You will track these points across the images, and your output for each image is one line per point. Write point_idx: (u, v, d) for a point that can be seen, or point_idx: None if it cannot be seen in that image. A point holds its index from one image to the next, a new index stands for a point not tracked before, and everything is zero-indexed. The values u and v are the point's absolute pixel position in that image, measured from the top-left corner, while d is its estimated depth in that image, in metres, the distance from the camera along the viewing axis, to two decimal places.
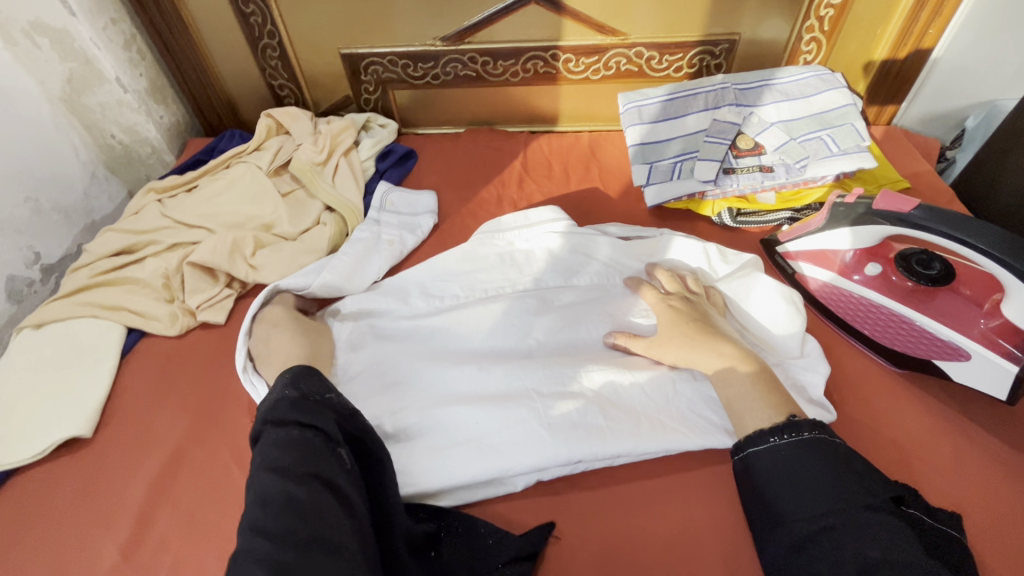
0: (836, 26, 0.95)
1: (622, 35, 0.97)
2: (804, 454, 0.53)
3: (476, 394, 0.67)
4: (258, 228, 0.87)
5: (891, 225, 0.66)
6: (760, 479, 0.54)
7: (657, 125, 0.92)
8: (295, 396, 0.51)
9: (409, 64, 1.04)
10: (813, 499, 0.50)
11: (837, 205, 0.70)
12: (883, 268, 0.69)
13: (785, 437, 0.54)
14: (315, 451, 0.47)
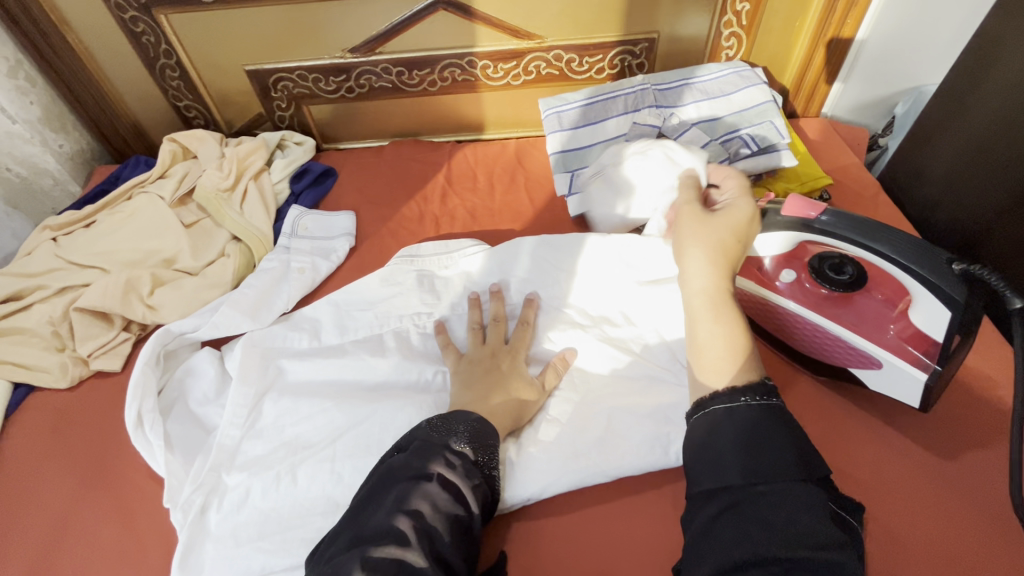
0: (754, 20, 0.93)
1: (538, 38, 0.94)
2: (773, 421, 0.45)
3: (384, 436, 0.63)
4: (158, 264, 0.82)
5: (801, 231, 0.63)
6: (712, 436, 0.46)
7: (578, 131, 0.89)
8: (424, 431, 0.57)
9: (321, 78, 0.99)
10: (761, 459, 0.43)
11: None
12: (797, 274, 0.67)
13: (757, 398, 0.47)
14: (392, 477, 0.52)
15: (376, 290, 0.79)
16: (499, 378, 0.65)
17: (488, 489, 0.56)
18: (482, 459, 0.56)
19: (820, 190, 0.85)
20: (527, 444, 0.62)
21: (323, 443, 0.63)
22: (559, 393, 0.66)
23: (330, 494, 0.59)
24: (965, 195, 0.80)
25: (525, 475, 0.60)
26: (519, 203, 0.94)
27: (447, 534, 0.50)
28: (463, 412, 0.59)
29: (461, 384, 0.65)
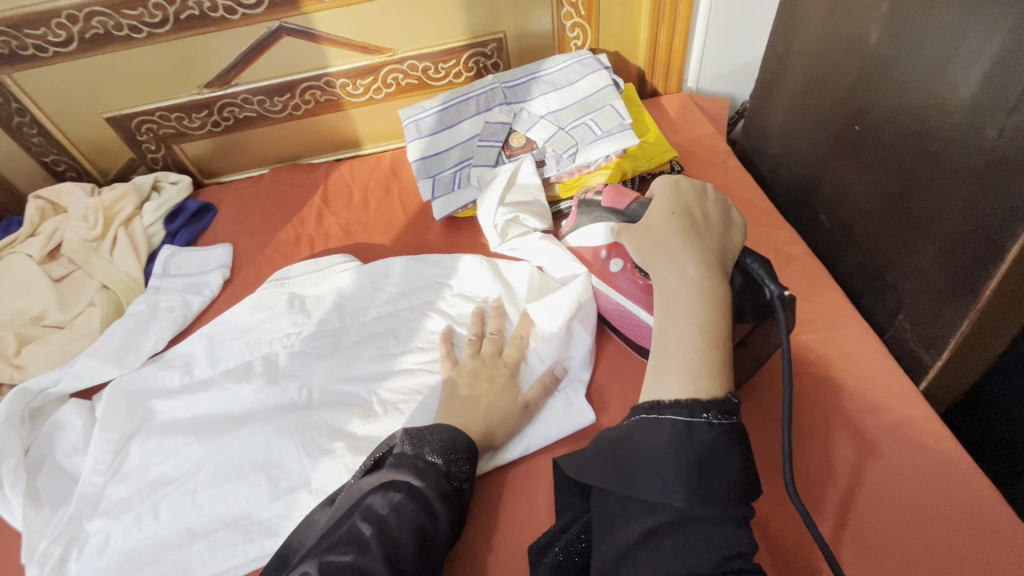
0: (591, 9, 0.96)
1: (389, 51, 0.96)
2: (731, 442, 0.45)
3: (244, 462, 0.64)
4: (25, 322, 0.82)
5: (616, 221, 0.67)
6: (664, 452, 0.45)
7: (436, 137, 0.91)
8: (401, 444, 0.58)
9: (183, 116, 0.99)
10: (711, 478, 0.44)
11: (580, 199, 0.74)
12: (622, 263, 0.66)
13: (721, 418, 0.45)
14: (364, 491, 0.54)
15: (247, 318, 0.80)
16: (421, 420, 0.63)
17: (459, 502, 0.56)
18: (457, 473, 0.57)
19: (668, 163, 0.88)
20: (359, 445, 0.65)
21: (187, 480, 0.64)
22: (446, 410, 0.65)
23: (189, 526, 0.60)
24: (797, 152, 0.85)
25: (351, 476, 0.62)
26: (392, 214, 0.96)
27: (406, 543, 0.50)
28: (444, 428, 0.59)
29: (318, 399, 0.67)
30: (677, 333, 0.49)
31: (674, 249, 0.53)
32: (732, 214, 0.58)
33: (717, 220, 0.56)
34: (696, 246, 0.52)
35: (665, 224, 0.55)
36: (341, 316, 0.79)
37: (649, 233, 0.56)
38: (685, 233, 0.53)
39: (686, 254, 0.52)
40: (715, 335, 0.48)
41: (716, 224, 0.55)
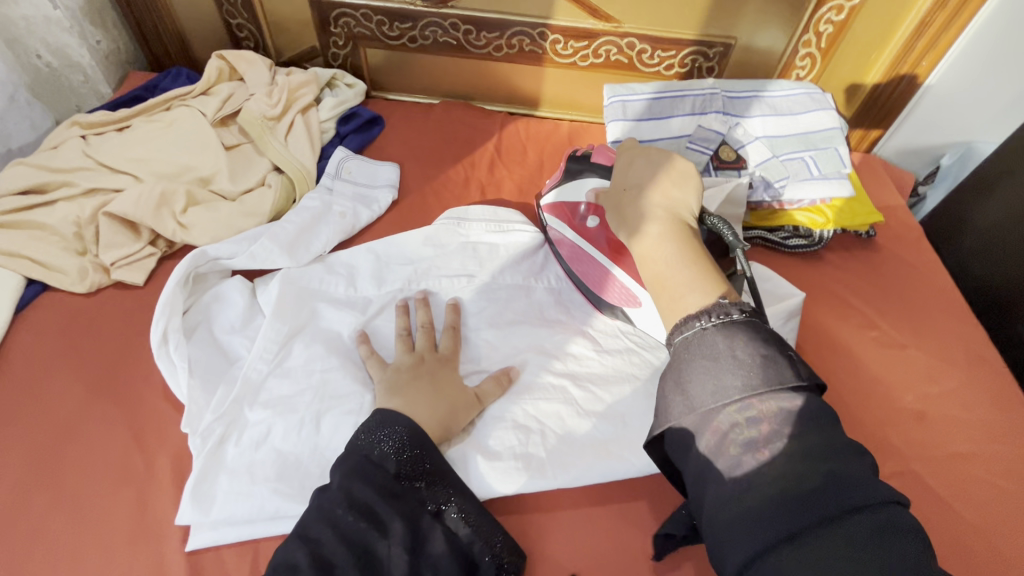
0: (833, 44, 0.92)
1: (616, 21, 0.91)
2: (731, 337, 0.47)
3: None
4: (193, 182, 0.78)
5: (592, 174, 0.73)
6: (692, 374, 0.47)
7: (641, 124, 0.86)
8: (354, 445, 0.52)
9: (385, 21, 0.95)
10: (730, 377, 0.45)
11: (573, 156, 0.79)
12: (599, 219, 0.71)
13: (716, 319, 0.48)
14: (322, 508, 0.49)
15: (419, 248, 0.77)
16: (424, 384, 0.60)
17: (415, 500, 0.52)
18: (411, 475, 0.52)
19: (868, 227, 0.85)
20: (489, 443, 0.60)
21: (355, 405, 0.60)
22: (503, 400, 0.64)
23: None
24: (998, 253, 0.85)
25: (481, 474, 0.58)
26: None
27: (356, 570, 0.46)
28: (395, 415, 0.55)
29: (386, 390, 0.59)
30: (676, 284, 0.53)
31: (627, 213, 0.59)
32: (673, 163, 0.61)
33: (658, 172, 0.60)
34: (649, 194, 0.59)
35: (618, 194, 0.62)
36: (515, 275, 0.76)
37: (619, 203, 0.61)
38: (639, 189, 0.60)
39: (637, 205, 0.59)
40: (707, 281, 0.53)
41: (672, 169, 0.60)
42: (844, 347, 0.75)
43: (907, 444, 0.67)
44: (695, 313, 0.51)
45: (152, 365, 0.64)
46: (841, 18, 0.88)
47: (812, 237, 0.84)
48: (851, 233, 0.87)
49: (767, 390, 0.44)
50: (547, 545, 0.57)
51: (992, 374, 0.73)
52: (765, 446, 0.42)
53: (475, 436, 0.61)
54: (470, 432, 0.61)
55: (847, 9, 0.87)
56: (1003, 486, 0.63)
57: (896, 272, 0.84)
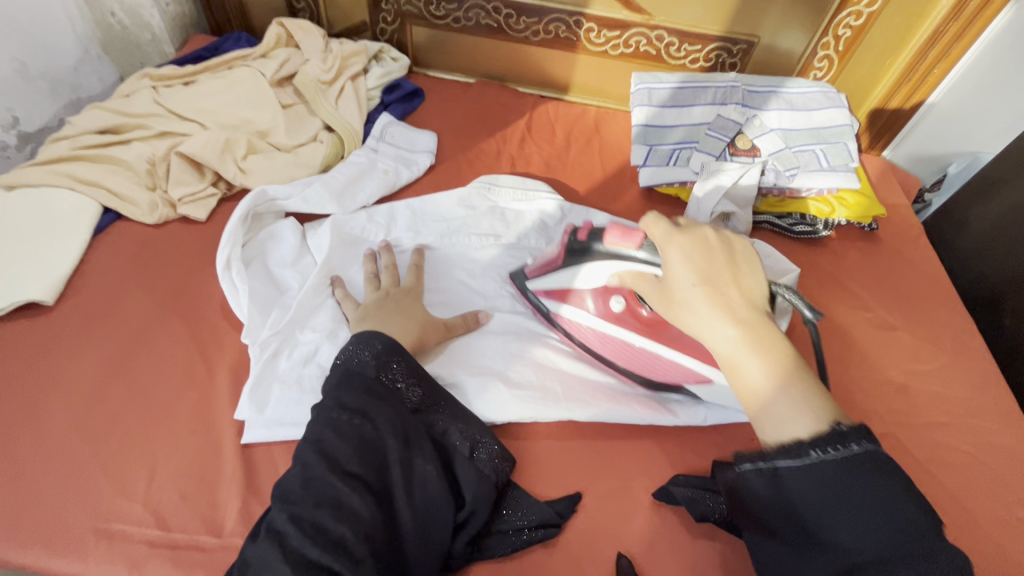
0: (850, 47, 0.98)
1: (647, 14, 0.98)
2: (852, 473, 0.41)
3: (453, 351, 0.69)
4: (252, 133, 0.86)
5: (606, 258, 0.65)
6: (800, 499, 0.42)
7: (664, 110, 0.93)
8: (344, 362, 0.57)
9: (432, 1, 1.03)
10: (851, 513, 0.41)
11: (574, 241, 0.69)
12: (624, 301, 0.68)
13: (832, 451, 0.42)
14: (322, 417, 0.53)
15: (452, 209, 0.84)
16: (389, 311, 0.66)
17: (399, 400, 0.57)
18: (392, 378, 0.58)
19: (871, 220, 0.91)
20: (508, 374, 0.67)
21: None
22: (520, 345, 0.71)
23: None
24: (995, 253, 0.90)
25: (481, 399, 0.64)
26: (591, 165, 0.99)
27: (360, 458, 0.51)
28: (372, 332, 0.60)
29: (362, 314, 0.66)
30: (785, 416, 0.45)
31: (703, 313, 0.50)
32: (731, 244, 0.55)
33: (722, 257, 0.53)
34: (701, 258, 0.53)
35: (687, 287, 0.51)
36: (538, 240, 0.83)
37: (680, 301, 0.52)
38: (690, 253, 0.53)
39: (701, 272, 0.52)
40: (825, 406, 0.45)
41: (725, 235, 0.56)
42: (838, 326, 0.81)
43: (889, 413, 0.73)
44: (756, 375, 0.47)
45: (213, 290, 0.72)
46: (859, 23, 0.94)
47: (816, 225, 0.90)
48: (854, 225, 0.93)
49: (903, 540, 0.39)
50: (551, 464, 0.64)
51: (975, 359, 0.79)
52: None
53: (444, 359, 0.68)
54: (450, 355, 0.69)
55: (866, 15, 0.93)
56: (975, 455, 0.69)
57: (893, 264, 0.90)
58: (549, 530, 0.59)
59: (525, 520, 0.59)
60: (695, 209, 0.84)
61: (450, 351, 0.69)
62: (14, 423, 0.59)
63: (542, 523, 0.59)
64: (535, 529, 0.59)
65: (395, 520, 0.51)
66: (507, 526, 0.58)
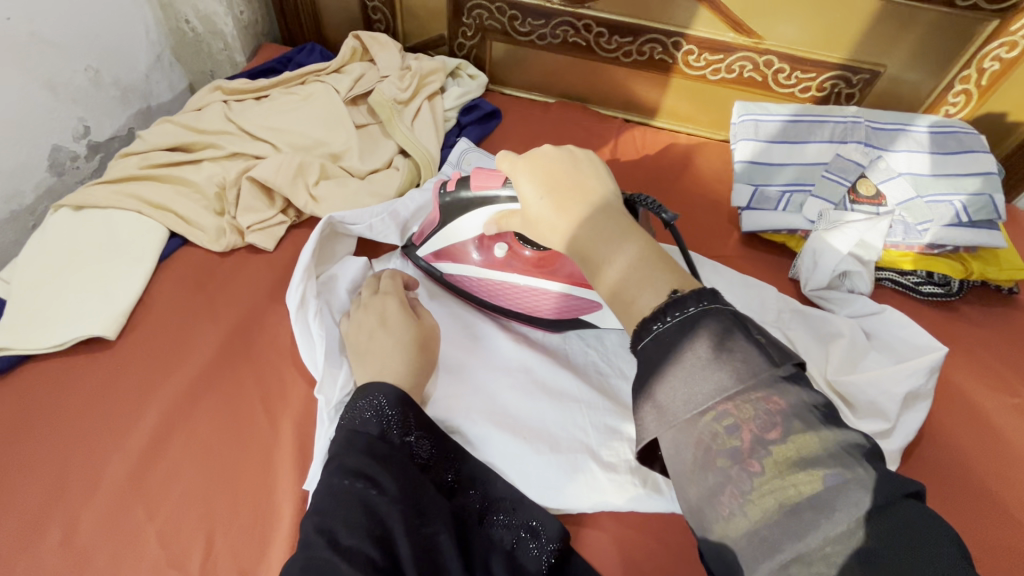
0: (996, 82, 0.85)
1: (758, 37, 0.88)
2: (691, 338, 0.35)
3: (525, 415, 0.61)
4: (325, 156, 0.80)
5: (483, 206, 0.60)
6: (660, 383, 0.35)
7: (773, 146, 0.83)
8: (348, 424, 0.51)
9: (516, 17, 0.95)
10: (700, 382, 0.34)
11: (442, 196, 0.63)
12: (508, 246, 0.66)
13: (671, 318, 0.36)
14: (324, 487, 0.47)
15: None
16: (379, 341, 0.59)
17: (404, 457, 0.51)
18: (396, 430, 0.52)
19: (1012, 283, 0.79)
20: (601, 453, 0.58)
21: (471, 398, 0.61)
22: (609, 424, 0.60)
23: (497, 458, 0.58)
24: None
25: (543, 485, 0.56)
26: (683, 201, 0.89)
27: (362, 529, 0.44)
28: (374, 384, 0.55)
29: (355, 358, 0.59)
30: (639, 289, 0.38)
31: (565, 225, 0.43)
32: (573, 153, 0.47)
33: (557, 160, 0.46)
34: (622, 240, 0.41)
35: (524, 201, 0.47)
36: None
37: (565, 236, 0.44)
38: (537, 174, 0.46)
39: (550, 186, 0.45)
40: (670, 274, 0.38)
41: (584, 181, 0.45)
42: (979, 410, 0.69)
43: None
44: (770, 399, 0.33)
45: (279, 331, 0.66)
46: (1011, 55, 0.81)
47: (948, 287, 0.78)
48: (991, 287, 0.81)
49: (744, 391, 0.33)
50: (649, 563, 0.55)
51: None
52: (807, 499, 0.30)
53: (458, 402, 0.61)
54: (526, 432, 0.59)
55: (1021, 47, 0.80)
56: None
57: None
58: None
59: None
60: (810, 263, 0.75)
61: (522, 416, 0.61)
62: (69, 474, 0.54)
63: None
64: None
65: None
66: None
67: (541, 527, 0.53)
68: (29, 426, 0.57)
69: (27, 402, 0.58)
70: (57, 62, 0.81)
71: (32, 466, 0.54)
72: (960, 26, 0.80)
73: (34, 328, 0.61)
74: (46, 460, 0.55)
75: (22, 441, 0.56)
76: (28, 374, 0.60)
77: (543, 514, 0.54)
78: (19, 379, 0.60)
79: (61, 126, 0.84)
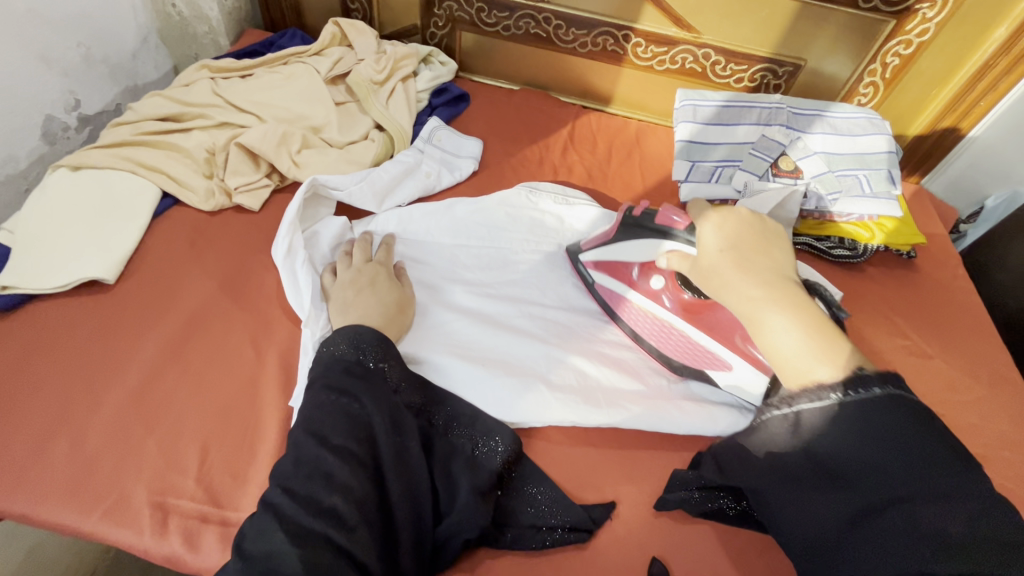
0: (897, 75, 0.98)
1: (696, 32, 0.99)
2: (870, 414, 0.42)
3: (482, 349, 0.70)
4: (306, 129, 0.88)
5: (654, 236, 0.68)
6: (818, 433, 0.45)
7: (709, 127, 0.94)
8: (329, 354, 0.59)
9: (483, 9, 1.05)
10: (856, 441, 0.42)
11: (629, 217, 0.72)
12: (664, 282, 0.70)
13: (852, 393, 0.44)
14: (312, 403, 0.54)
15: (499, 214, 0.84)
16: (365, 295, 0.67)
17: (379, 378, 0.59)
18: (371, 356, 0.60)
19: (910, 247, 0.91)
20: (550, 377, 0.68)
21: (433, 335, 0.70)
22: (556, 357, 0.69)
23: (456, 383, 0.66)
24: None
25: (498, 402, 0.65)
26: (632, 177, 1.00)
27: (347, 433, 0.52)
28: (351, 325, 0.62)
29: (340, 307, 0.66)
30: (779, 329, 0.50)
31: (729, 277, 0.53)
32: (764, 222, 0.58)
33: (749, 229, 0.56)
34: (764, 283, 0.52)
35: (715, 254, 0.55)
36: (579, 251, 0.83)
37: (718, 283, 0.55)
38: (724, 229, 0.56)
39: (730, 244, 0.55)
40: (834, 352, 0.47)
41: (761, 248, 0.55)
42: (875, 351, 0.81)
43: None
44: (827, 383, 0.46)
45: (264, 279, 0.73)
46: (908, 52, 0.94)
47: (855, 250, 0.90)
48: (893, 252, 0.93)
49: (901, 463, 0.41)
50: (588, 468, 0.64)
51: (1010, 392, 0.79)
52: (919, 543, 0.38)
53: (421, 336, 0.70)
54: (484, 360, 0.68)
55: (915, 44, 0.93)
56: (1010, 487, 0.69)
57: (930, 293, 0.90)
58: (562, 509, 0.59)
59: (542, 494, 0.60)
60: None
61: (479, 349, 0.70)
62: (76, 394, 0.61)
63: (575, 526, 0.59)
64: (567, 532, 0.58)
65: (387, 494, 0.52)
66: (541, 523, 0.59)
67: (496, 435, 0.62)
68: (37, 354, 0.63)
69: (34, 334, 0.64)
70: (53, 37, 0.86)
71: (41, 387, 0.61)
72: (864, 25, 0.93)
73: (38, 270, 0.67)
74: (53, 382, 0.61)
75: (31, 367, 0.62)
76: (33, 311, 0.66)
77: (499, 425, 0.63)
78: (26, 315, 0.66)
79: (54, 98, 0.90)
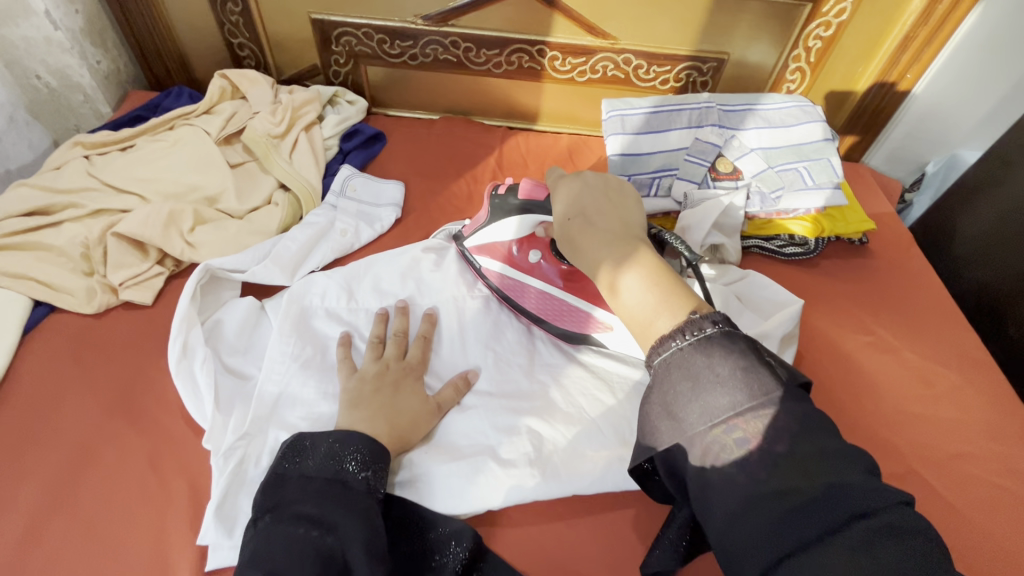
0: (822, 58, 0.95)
1: (613, 38, 0.94)
2: (711, 356, 0.41)
3: (474, 444, 0.61)
4: (199, 201, 0.79)
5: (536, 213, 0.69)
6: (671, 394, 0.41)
7: (640, 137, 0.88)
8: (297, 473, 0.51)
9: (386, 40, 0.97)
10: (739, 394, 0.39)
11: (495, 196, 0.73)
12: (541, 255, 0.72)
13: (688, 336, 0.42)
14: (283, 538, 0.46)
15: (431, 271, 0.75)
16: (387, 396, 0.60)
17: (364, 492, 0.51)
18: (352, 465, 0.52)
19: (862, 234, 0.88)
20: (501, 452, 0.60)
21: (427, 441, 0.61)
22: (510, 432, 0.61)
23: (451, 491, 0.58)
24: (993, 259, 0.89)
25: (446, 493, 0.58)
26: None
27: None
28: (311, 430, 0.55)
29: (348, 405, 0.58)
30: (639, 293, 0.47)
31: (619, 266, 0.49)
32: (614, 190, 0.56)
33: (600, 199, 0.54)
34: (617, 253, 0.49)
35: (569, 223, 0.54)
36: None
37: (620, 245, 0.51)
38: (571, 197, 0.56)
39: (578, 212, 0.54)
40: (685, 301, 0.46)
41: (610, 211, 0.53)
42: (842, 352, 0.77)
43: (907, 444, 0.68)
44: (669, 332, 0.44)
45: (165, 387, 0.64)
46: (829, 33, 0.91)
47: (807, 246, 0.87)
48: (845, 240, 0.90)
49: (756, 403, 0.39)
50: (557, 550, 0.57)
51: (985, 375, 0.75)
52: (762, 468, 0.37)
53: (429, 447, 0.61)
54: (429, 442, 0.61)
55: (835, 25, 0.90)
56: (1003, 485, 0.65)
57: (890, 279, 0.87)
58: None
59: None
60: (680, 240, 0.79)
61: (473, 444, 0.61)
62: None
63: None
64: None
65: None
66: None
67: (453, 536, 0.54)
68: None
69: None
70: None
71: None
72: (782, 12, 0.89)
73: None
74: None
75: None
76: None
77: (451, 521, 0.56)
78: None
79: None
